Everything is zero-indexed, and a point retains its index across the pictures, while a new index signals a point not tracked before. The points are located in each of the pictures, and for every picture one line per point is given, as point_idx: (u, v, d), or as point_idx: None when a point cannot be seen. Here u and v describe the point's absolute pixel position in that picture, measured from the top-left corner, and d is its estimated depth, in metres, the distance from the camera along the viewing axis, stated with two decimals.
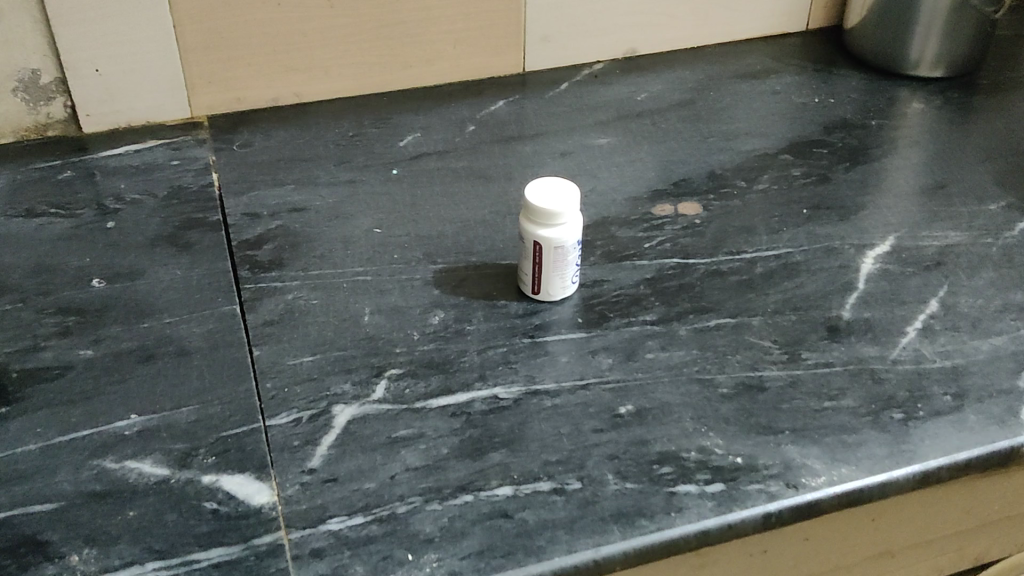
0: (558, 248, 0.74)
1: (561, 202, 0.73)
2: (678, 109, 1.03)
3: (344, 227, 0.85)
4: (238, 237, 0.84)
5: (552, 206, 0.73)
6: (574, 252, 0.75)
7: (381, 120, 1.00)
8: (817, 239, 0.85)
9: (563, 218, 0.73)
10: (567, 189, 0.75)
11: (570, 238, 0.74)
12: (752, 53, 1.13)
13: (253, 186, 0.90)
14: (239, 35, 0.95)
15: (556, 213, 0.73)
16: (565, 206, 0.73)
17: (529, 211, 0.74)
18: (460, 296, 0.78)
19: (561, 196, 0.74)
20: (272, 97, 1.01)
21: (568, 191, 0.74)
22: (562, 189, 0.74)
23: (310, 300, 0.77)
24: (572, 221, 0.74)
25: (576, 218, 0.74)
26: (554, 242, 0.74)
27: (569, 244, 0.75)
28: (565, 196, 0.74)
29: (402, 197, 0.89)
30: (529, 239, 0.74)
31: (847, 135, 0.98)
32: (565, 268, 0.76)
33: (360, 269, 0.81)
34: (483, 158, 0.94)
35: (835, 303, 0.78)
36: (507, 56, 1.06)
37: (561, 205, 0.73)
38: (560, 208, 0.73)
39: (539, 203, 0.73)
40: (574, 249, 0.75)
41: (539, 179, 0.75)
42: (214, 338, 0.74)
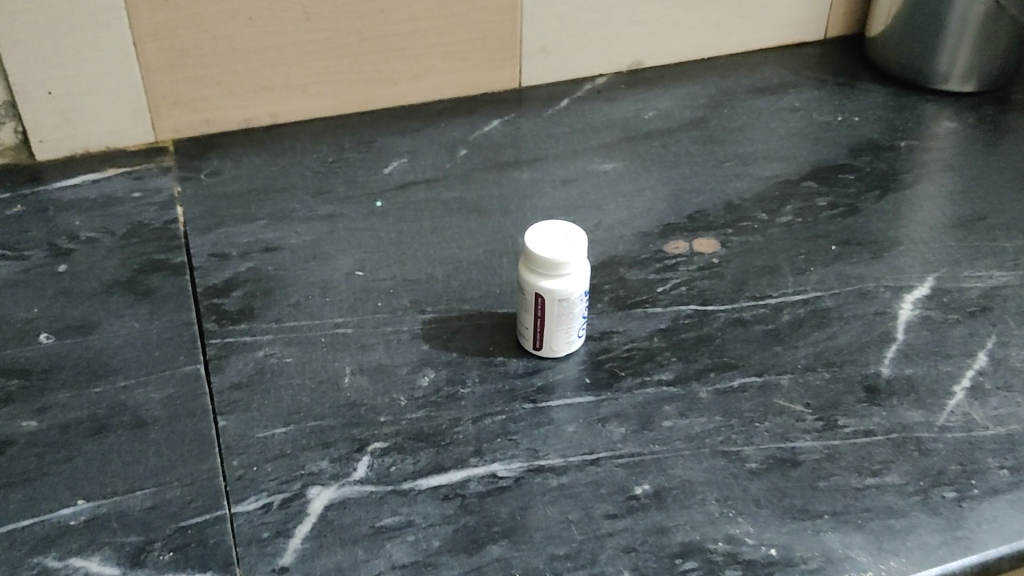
0: (564, 300, 0.66)
1: (566, 250, 0.65)
2: (688, 129, 0.94)
3: (323, 270, 0.77)
4: (205, 283, 0.75)
5: (554, 254, 0.64)
6: (580, 305, 0.67)
7: (364, 144, 0.91)
8: (848, 281, 0.76)
9: (569, 267, 0.65)
10: (572, 234, 0.66)
11: (576, 289, 0.66)
12: (767, 65, 1.04)
13: (222, 223, 0.81)
14: (207, 51, 0.87)
15: (560, 262, 0.64)
16: (571, 255, 0.65)
17: (529, 259, 0.66)
18: (453, 352, 0.70)
19: (566, 242, 0.66)
20: (246, 119, 0.92)
21: (573, 236, 0.66)
22: (567, 234, 0.66)
23: (283, 357, 0.69)
24: (578, 270, 0.66)
25: (583, 266, 0.66)
26: (559, 294, 0.66)
27: (576, 295, 0.66)
28: (571, 243, 0.65)
29: (388, 234, 0.80)
30: (529, 291, 0.66)
31: (875, 158, 0.90)
32: (571, 321, 0.68)
33: (340, 319, 0.72)
34: (478, 188, 0.86)
35: (872, 357, 0.70)
36: (502, 70, 0.98)
37: (566, 253, 0.65)
38: (565, 257, 0.64)
39: (541, 252, 0.64)
40: (580, 300, 0.67)
41: (540, 224, 0.67)
42: (174, 406, 0.65)
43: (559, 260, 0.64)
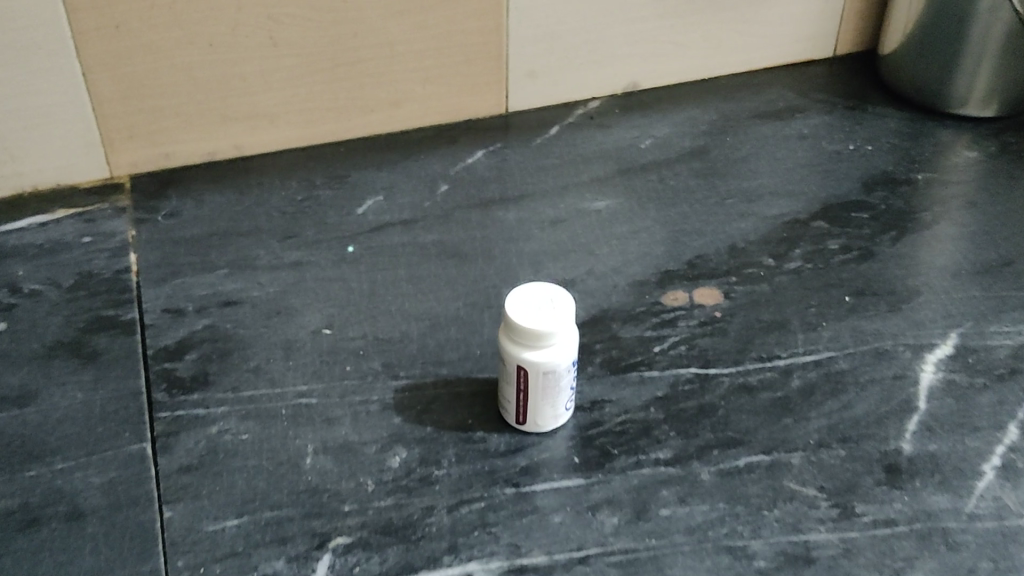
0: (550, 372, 0.59)
1: (551, 318, 0.58)
2: (688, 161, 0.87)
3: (287, 328, 0.70)
4: (156, 345, 0.68)
5: (538, 324, 0.58)
6: (568, 377, 0.60)
7: (337, 180, 0.84)
8: (864, 338, 0.70)
9: (555, 337, 0.58)
10: (558, 299, 0.60)
11: (563, 360, 0.59)
12: (772, 86, 0.97)
13: (179, 272, 0.74)
14: (164, 79, 0.80)
15: (546, 333, 0.58)
16: (557, 324, 0.58)
17: (510, 328, 0.59)
18: (428, 427, 0.63)
19: (552, 309, 0.59)
20: (209, 151, 0.85)
21: (559, 301, 0.59)
22: (552, 299, 0.59)
23: (239, 434, 0.62)
24: (565, 340, 0.59)
25: (571, 334, 0.59)
26: (545, 366, 0.59)
27: (563, 367, 0.59)
28: (557, 310, 0.59)
29: (360, 284, 0.73)
30: (511, 363, 0.59)
31: (890, 194, 0.83)
32: (558, 394, 0.61)
33: (303, 386, 0.65)
34: (459, 229, 0.79)
35: (891, 430, 0.63)
36: (488, 95, 0.91)
37: (551, 322, 0.58)
38: (551, 326, 0.58)
39: (524, 321, 0.58)
40: (567, 372, 0.60)
41: (521, 287, 0.60)
42: (115, 494, 0.59)
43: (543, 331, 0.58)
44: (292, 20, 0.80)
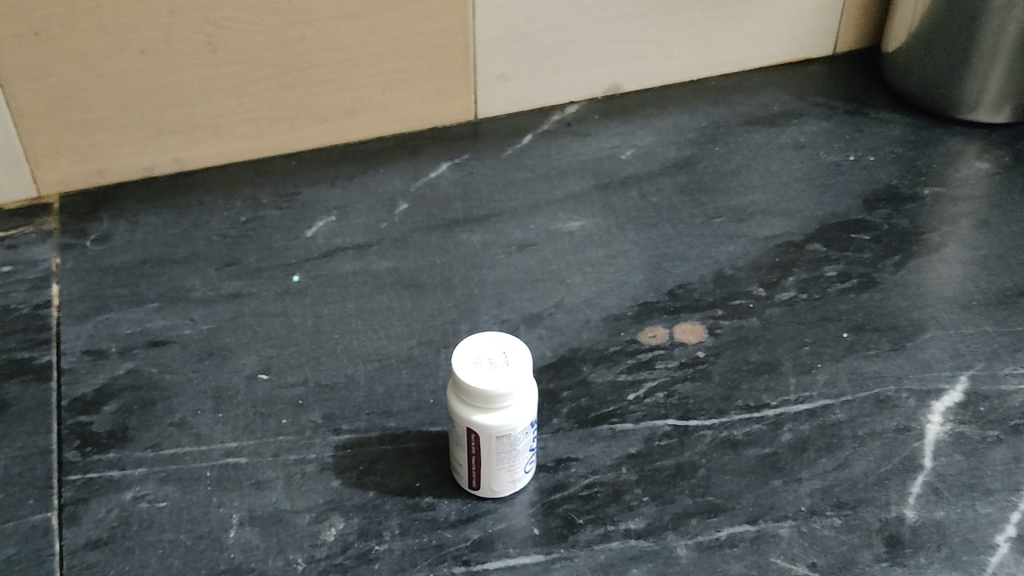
0: (504, 436, 0.52)
1: (504, 377, 0.51)
2: (672, 174, 0.80)
3: (220, 372, 0.63)
4: (72, 394, 0.61)
5: (488, 385, 0.51)
6: (527, 439, 0.53)
7: (287, 198, 0.76)
8: (863, 383, 0.62)
9: (509, 397, 0.51)
10: (512, 353, 0.53)
11: (519, 422, 0.52)
12: (766, 88, 0.89)
13: (104, 307, 0.67)
14: (93, 89, 0.72)
15: (498, 394, 0.51)
16: (510, 383, 0.51)
17: (459, 387, 0.52)
18: (370, 492, 0.56)
19: (505, 365, 0.52)
20: (146, 166, 0.77)
21: (514, 356, 0.52)
22: (506, 353, 0.52)
23: (157, 501, 0.55)
24: (521, 400, 0.52)
25: (528, 392, 0.52)
26: (498, 430, 0.52)
27: (519, 429, 0.52)
28: (511, 367, 0.52)
29: (303, 320, 0.66)
30: (459, 425, 0.52)
31: (893, 212, 0.75)
32: (514, 457, 0.54)
33: (233, 443, 0.58)
34: (418, 255, 0.71)
35: (893, 494, 0.56)
36: (454, 101, 0.83)
37: (504, 381, 0.51)
38: (503, 387, 0.51)
39: (473, 381, 0.51)
40: (525, 435, 0.53)
41: (470, 339, 0.53)
42: (10, 574, 0.52)
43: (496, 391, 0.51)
44: (233, 23, 0.72)
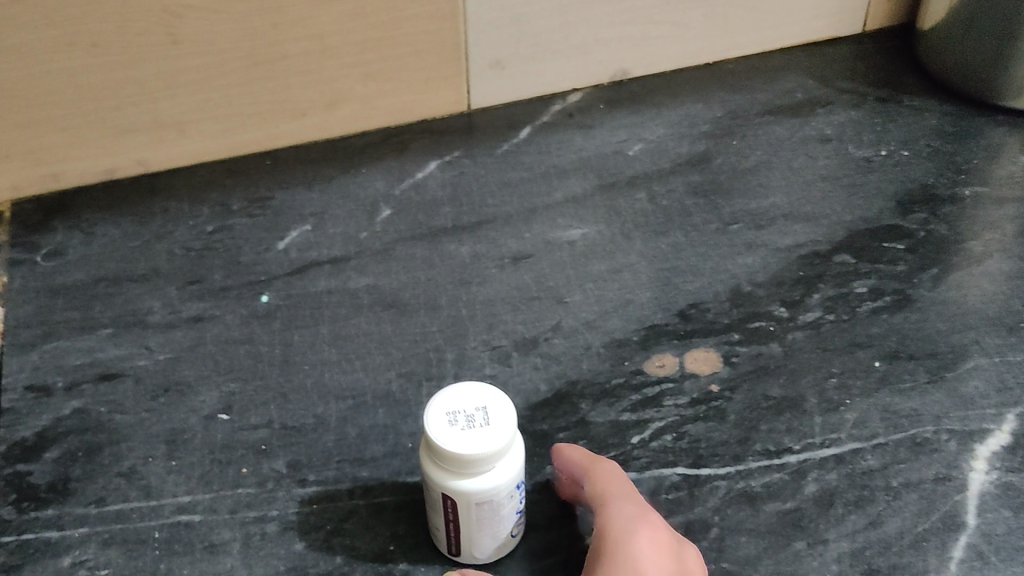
0: (485, 502, 0.46)
1: (483, 438, 0.44)
2: (685, 172, 0.72)
3: (176, 412, 0.56)
4: (10, 438, 0.55)
5: (465, 449, 0.44)
6: (513, 503, 0.47)
7: (260, 204, 0.70)
8: (897, 423, 0.55)
9: (490, 461, 0.45)
10: (491, 409, 0.46)
11: (502, 485, 0.45)
12: (788, 72, 0.81)
13: (52, 333, 0.60)
14: (43, 90, 0.64)
15: (477, 458, 0.44)
16: (491, 447, 0.44)
17: (432, 449, 0.45)
18: (337, 556, 0.49)
19: (484, 424, 0.45)
20: (105, 168, 0.70)
21: (495, 412, 0.46)
22: (486, 410, 0.46)
23: (97, 568, 0.49)
24: (504, 462, 0.45)
25: (511, 452, 0.46)
26: (478, 495, 0.45)
27: (503, 492, 0.46)
28: (491, 426, 0.45)
29: (271, 348, 0.59)
30: (435, 492, 0.46)
31: (931, 216, 0.68)
32: (498, 522, 0.47)
33: (186, 498, 0.52)
34: (400, 271, 0.65)
35: (932, 559, 0.49)
36: (444, 92, 0.75)
37: (484, 445, 0.44)
38: (484, 451, 0.44)
39: (447, 445, 0.44)
40: (510, 498, 0.47)
41: (443, 394, 0.46)
42: None
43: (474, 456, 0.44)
44: (195, 12, 0.64)
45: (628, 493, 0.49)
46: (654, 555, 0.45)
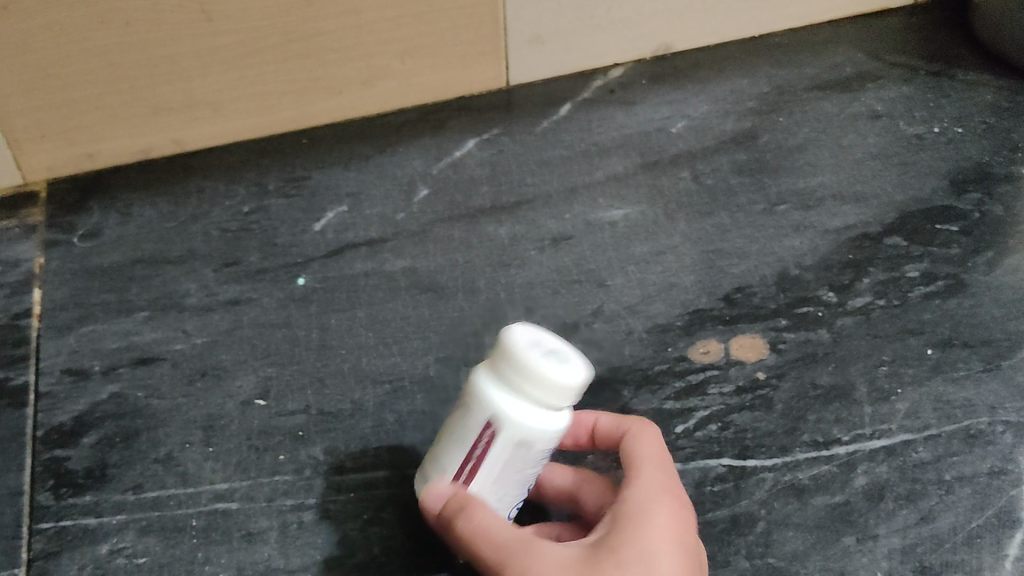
0: (531, 443, 0.43)
1: (570, 372, 0.42)
2: (730, 151, 0.70)
3: (212, 397, 0.56)
4: (47, 423, 0.55)
5: (554, 373, 0.42)
6: (544, 467, 0.45)
7: (296, 183, 0.69)
8: (951, 414, 0.54)
9: (565, 397, 0.42)
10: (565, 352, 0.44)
11: (556, 431, 0.43)
12: (836, 45, 0.78)
13: (89, 316, 0.60)
14: (79, 71, 0.63)
15: (561, 386, 0.42)
16: (578, 381, 0.42)
17: (512, 364, 0.42)
18: (375, 547, 0.50)
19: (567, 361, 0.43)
20: (141, 148, 0.69)
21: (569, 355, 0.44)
22: (564, 349, 0.44)
23: (136, 557, 0.49)
24: (566, 406, 0.43)
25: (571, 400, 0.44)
26: (530, 431, 0.42)
27: (548, 440, 0.43)
28: (574, 365, 0.43)
29: (307, 332, 0.59)
30: (485, 415, 0.43)
31: (986, 196, 0.65)
32: (518, 475, 0.44)
33: (223, 485, 0.51)
34: (438, 253, 0.63)
35: (987, 557, 0.48)
36: (483, 68, 0.73)
37: (571, 377, 0.42)
38: (571, 381, 0.42)
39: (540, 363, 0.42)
40: (545, 452, 0.44)
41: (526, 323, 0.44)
42: None
43: (547, 399, 0.42)
44: None
45: (661, 461, 0.47)
46: (673, 536, 0.43)
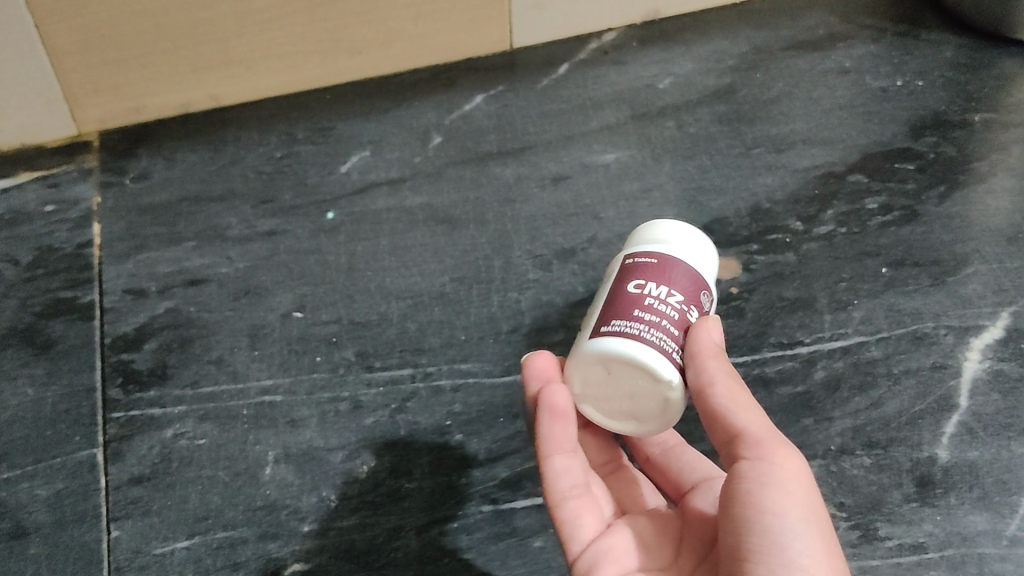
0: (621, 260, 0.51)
1: (696, 246, 0.51)
2: (710, 103, 0.76)
3: (255, 310, 0.64)
4: (111, 332, 0.63)
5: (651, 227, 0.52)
6: (628, 290, 0.48)
7: (322, 132, 0.75)
8: (900, 320, 0.62)
9: (657, 240, 0.51)
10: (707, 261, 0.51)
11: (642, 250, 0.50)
12: (811, 9, 0.84)
13: (144, 245, 0.68)
14: (129, 30, 0.68)
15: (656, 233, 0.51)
16: (672, 235, 0.51)
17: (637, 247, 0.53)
18: (402, 428, 0.58)
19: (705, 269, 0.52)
20: (183, 102, 0.75)
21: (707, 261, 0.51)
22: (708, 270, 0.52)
23: (196, 438, 0.58)
24: (674, 247, 0.50)
25: (694, 258, 0.50)
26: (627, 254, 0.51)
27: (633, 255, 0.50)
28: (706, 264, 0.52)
29: (337, 257, 0.67)
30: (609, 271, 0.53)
31: (941, 139, 0.72)
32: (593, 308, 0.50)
33: (268, 381, 0.60)
34: (451, 189, 0.71)
35: (926, 434, 0.57)
36: (490, 30, 0.78)
37: (675, 235, 0.51)
38: (667, 234, 0.51)
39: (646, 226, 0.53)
40: (628, 266, 0.50)
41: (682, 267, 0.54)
42: (44, 550, 0.54)
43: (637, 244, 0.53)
44: None
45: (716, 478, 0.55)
46: None
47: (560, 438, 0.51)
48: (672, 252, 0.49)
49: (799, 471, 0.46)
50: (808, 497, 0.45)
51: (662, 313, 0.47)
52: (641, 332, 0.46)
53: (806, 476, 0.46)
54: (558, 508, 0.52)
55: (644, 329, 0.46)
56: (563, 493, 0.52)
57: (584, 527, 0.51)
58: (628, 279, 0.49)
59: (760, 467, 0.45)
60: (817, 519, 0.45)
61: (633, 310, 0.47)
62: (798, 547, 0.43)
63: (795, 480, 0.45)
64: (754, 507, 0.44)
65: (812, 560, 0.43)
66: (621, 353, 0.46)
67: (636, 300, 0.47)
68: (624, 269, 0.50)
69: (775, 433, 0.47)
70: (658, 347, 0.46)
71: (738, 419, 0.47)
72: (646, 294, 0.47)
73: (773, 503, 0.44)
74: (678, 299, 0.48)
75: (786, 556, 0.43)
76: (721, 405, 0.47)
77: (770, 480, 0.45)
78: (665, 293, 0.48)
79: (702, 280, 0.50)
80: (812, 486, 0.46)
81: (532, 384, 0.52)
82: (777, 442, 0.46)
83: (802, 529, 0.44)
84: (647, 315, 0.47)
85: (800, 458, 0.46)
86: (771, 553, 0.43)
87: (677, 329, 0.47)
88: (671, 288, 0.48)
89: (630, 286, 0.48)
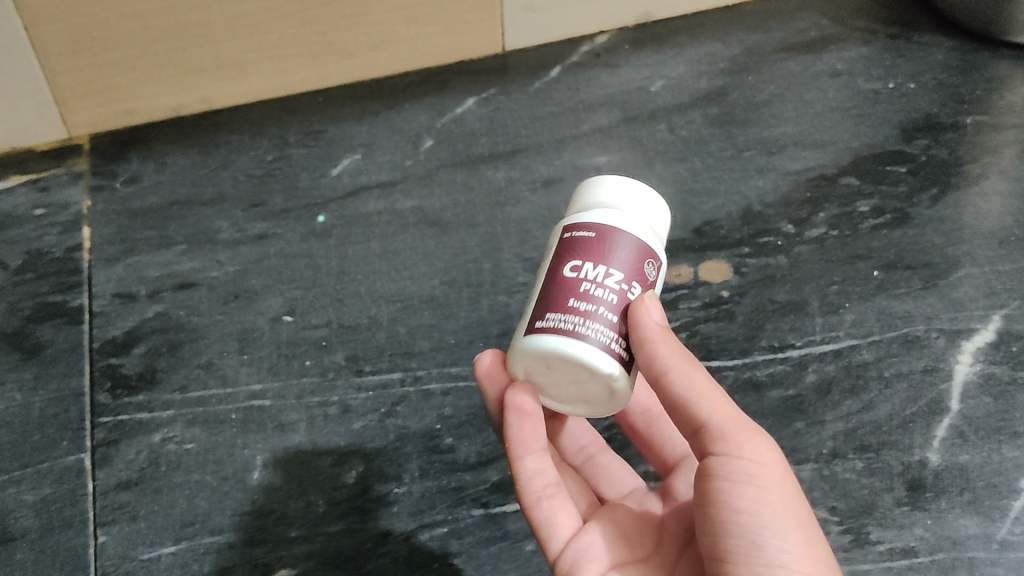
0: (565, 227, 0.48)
1: (642, 206, 0.48)
2: (702, 106, 0.76)
3: (245, 314, 0.64)
4: (100, 336, 0.63)
5: (595, 183, 0.49)
6: (562, 274, 0.45)
7: (313, 135, 0.75)
8: (892, 323, 0.62)
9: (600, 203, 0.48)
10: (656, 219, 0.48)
11: (583, 218, 0.47)
12: (802, 11, 0.83)
13: (134, 249, 0.68)
14: (120, 34, 0.67)
15: (600, 194, 0.48)
16: (615, 197, 0.48)
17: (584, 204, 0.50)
18: (391, 433, 0.58)
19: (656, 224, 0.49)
20: (174, 105, 0.75)
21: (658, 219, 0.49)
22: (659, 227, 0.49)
23: (184, 443, 0.58)
24: (617, 211, 0.47)
25: (639, 222, 0.47)
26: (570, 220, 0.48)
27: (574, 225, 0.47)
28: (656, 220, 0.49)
29: (327, 261, 0.67)
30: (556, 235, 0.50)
31: (933, 141, 0.72)
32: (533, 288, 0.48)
33: (258, 386, 0.60)
34: (442, 193, 0.70)
35: (916, 438, 0.57)
36: (482, 33, 0.77)
37: (619, 197, 0.48)
38: (610, 195, 0.48)
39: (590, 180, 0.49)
40: (567, 241, 0.47)
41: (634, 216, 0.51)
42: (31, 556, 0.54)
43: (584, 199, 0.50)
44: None
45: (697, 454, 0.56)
46: None
47: (528, 436, 0.51)
48: (610, 224, 0.46)
49: (767, 459, 0.45)
50: (781, 486, 0.45)
51: (599, 299, 0.44)
52: (576, 326, 0.44)
53: (776, 462, 0.45)
54: (535, 507, 0.52)
55: (579, 323, 0.44)
56: (538, 493, 0.52)
57: (563, 522, 0.51)
58: (564, 262, 0.46)
59: (730, 464, 0.45)
60: (792, 510, 0.45)
61: (568, 299, 0.45)
62: (776, 546, 0.43)
63: (765, 473, 0.45)
64: (727, 508, 0.44)
65: (792, 556, 0.43)
66: (558, 349, 0.44)
67: (572, 287, 0.45)
68: (560, 245, 0.47)
69: (741, 420, 0.46)
70: (594, 340, 0.44)
71: (701, 411, 0.46)
72: (582, 279, 0.45)
73: (746, 502, 0.44)
74: (617, 278, 0.45)
75: (765, 556, 0.43)
76: (682, 394, 0.46)
77: (741, 477, 0.44)
78: (602, 275, 0.45)
79: (646, 251, 0.46)
80: (783, 472, 0.46)
81: (490, 390, 0.52)
82: (743, 432, 0.45)
83: (778, 524, 0.44)
84: (583, 303, 0.44)
85: (769, 444, 0.46)
86: (749, 553, 0.44)
87: (615, 315, 0.45)
88: (609, 267, 0.45)
89: (566, 270, 0.45)
